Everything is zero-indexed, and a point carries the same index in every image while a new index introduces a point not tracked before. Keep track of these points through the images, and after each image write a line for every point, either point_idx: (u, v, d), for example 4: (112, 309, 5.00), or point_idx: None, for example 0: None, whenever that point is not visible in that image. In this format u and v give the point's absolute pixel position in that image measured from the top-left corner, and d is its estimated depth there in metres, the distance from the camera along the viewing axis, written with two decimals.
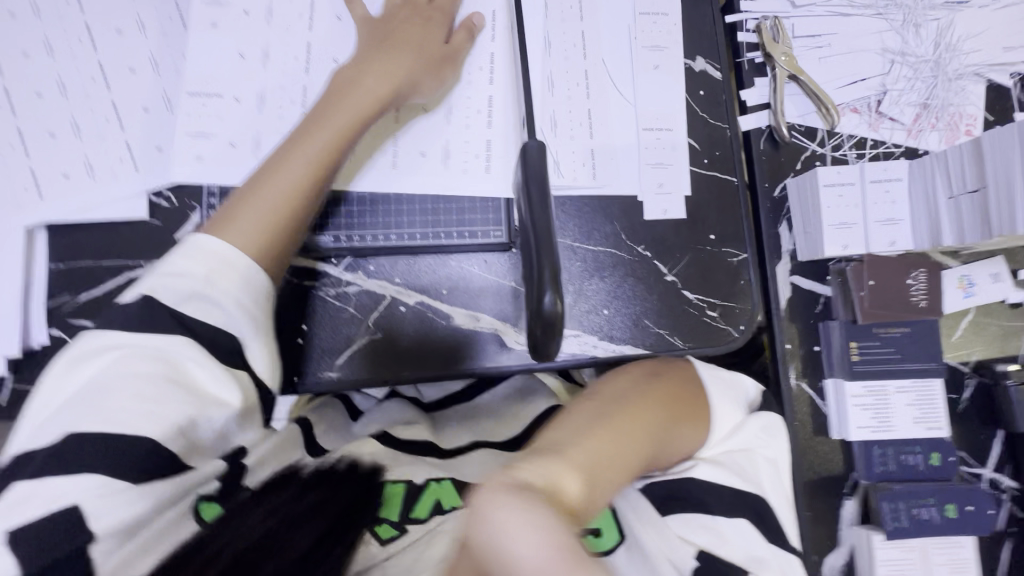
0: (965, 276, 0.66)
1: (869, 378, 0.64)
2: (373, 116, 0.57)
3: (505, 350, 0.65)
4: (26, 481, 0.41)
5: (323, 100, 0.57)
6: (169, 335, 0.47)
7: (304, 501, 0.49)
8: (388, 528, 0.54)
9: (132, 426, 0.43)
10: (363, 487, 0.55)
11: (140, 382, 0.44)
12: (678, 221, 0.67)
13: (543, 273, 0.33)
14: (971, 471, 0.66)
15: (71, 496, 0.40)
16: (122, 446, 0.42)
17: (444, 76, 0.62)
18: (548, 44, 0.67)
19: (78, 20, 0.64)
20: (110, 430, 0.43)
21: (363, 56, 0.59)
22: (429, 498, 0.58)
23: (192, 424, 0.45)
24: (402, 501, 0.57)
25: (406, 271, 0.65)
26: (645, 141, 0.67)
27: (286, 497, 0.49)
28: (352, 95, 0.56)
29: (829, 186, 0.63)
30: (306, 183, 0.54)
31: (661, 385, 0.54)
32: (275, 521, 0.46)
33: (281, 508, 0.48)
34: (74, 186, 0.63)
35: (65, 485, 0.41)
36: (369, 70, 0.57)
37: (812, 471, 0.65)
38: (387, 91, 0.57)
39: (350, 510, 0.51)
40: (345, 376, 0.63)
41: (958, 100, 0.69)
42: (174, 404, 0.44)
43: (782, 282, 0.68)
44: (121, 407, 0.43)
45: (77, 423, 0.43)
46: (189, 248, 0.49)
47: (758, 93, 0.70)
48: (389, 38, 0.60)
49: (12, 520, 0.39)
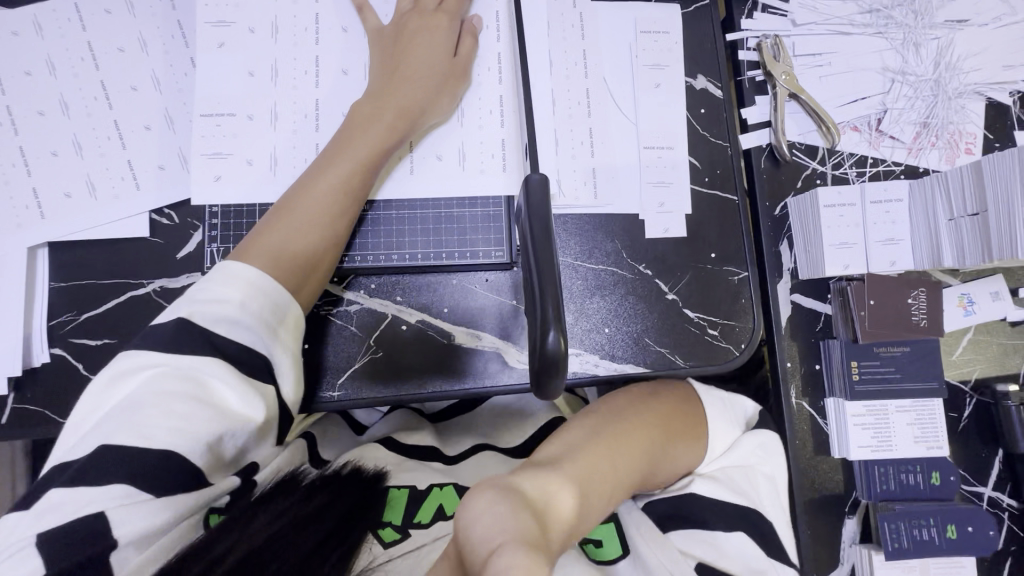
0: (965, 294, 0.67)
1: (870, 397, 0.64)
2: (389, 148, 0.59)
3: (506, 369, 0.65)
4: (54, 488, 0.42)
5: (342, 132, 0.59)
6: (200, 351, 0.47)
7: (309, 505, 0.54)
8: (391, 532, 0.56)
9: (164, 443, 0.43)
10: (363, 491, 0.58)
11: (172, 400, 0.45)
12: (678, 239, 0.67)
13: (546, 311, 0.33)
14: (971, 490, 0.66)
15: (96, 503, 0.41)
16: (148, 461, 0.43)
17: (456, 94, 0.63)
18: (552, 61, 0.67)
19: (80, 38, 0.65)
20: (143, 446, 0.43)
21: (374, 88, 0.60)
22: (430, 504, 0.60)
23: (219, 441, 0.46)
24: (405, 507, 0.59)
25: (408, 290, 0.65)
26: (646, 160, 0.68)
27: (293, 501, 0.54)
28: (370, 128, 0.58)
29: (829, 207, 0.64)
30: (328, 211, 0.56)
31: (652, 405, 0.59)
32: (283, 523, 0.51)
33: (289, 510, 0.52)
34: (77, 206, 0.63)
35: (90, 491, 0.41)
36: (388, 100, 0.59)
37: (813, 490, 0.66)
38: (403, 121, 0.59)
39: (350, 514, 0.55)
40: (346, 395, 0.63)
41: (957, 118, 0.70)
42: (204, 421, 0.45)
43: (782, 300, 0.68)
44: (152, 425, 0.44)
45: (112, 435, 0.43)
46: (220, 272, 0.50)
47: (759, 111, 0.70)
48: (397, 70, 0.61)
49: (42, 525, 0.40)
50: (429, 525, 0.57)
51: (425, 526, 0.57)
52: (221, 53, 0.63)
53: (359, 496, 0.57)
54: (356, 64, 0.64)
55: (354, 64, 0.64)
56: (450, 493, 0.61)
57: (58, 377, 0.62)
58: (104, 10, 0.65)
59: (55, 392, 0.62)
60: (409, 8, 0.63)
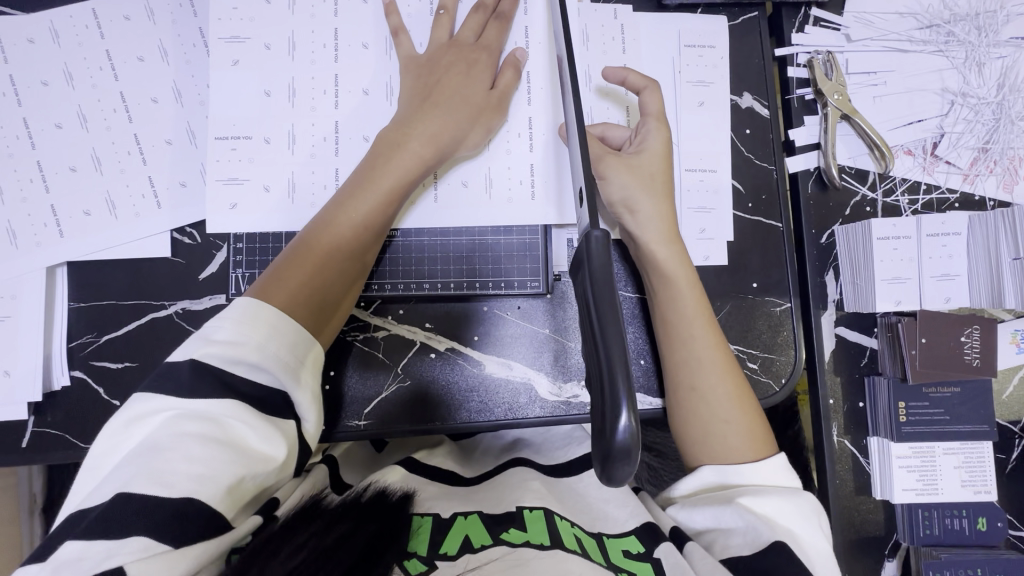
0: (1018, 331, 0.64)
1: (917, 439, 0.62)
2: (417, 177, 0.56)
3: (537, 401, 0.62)
4: (68, 542, 0.38)
5: (369, 159, 0.56)
6: (216, 392, 0.45)
7: (331, 534, 0.45)
8: (417, 564, 0.46)
9: (184, 489, 0.41)
10: (393, 512, 0.49)
11: (190, 443, 0.42)
12: (720, 267, 0.64)
13: (616, 385, 0.30)
14: (1017, 535, 0.65)
15: (116, 556, 0.38)
16: (166, 511, 0.40)
17: (490, 127, 0.59)
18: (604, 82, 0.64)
19: (99, 47, 0.62)
20: (161, 495, 0.40)
21: (403, 113, 0.57)
22: (458, 534, 0.51)
23: (239, 483, 0.43)
24: (430, 539, 0.50)
25: (438, 316, 0.63)
26: (688, 183, 0.64)
27: (314, 529, 0.46)
28: (397, 156, 0.55)
29: (883, 240, 0.62)
30: (350, 248, 0.54)
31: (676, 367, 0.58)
32: (307, 555, 0.43)
33: (311, 541, 0.44)
34: (96, 225, 0.61)
35: (109, 543, 0.38)
36: (415, 131, 0.56)
37: (853, 532, 0.63)
38: (429, 153, 0.56)
39: (381, 535, 0.46)
40: (372, 423, 0.61)
41: (1020, 143, 0.66)
42: (224, 464, 0.43)
43: (827, 334, 0.65)
44: (173, 472, 0.41)
45: (127, 483, 0.40)
46: (237, 309, 0.47)
47: (808, 132, 0.66)
48: (430, 95, 0.58)
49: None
50: (456, 557, 0.47)
51: (451, 558, 0.47)
52: (235, 71, 0.60)
53: (392, 518, 0.48)
54: (384, 81, 0.61)
55: (375, 85, 0.61)
56: (477, 521, 0.52)
57: (78, 402, 0.60)
58: (124, 15, 0.62)
59: (75, 416, 0.60)
60: (446, 41, 0.60)
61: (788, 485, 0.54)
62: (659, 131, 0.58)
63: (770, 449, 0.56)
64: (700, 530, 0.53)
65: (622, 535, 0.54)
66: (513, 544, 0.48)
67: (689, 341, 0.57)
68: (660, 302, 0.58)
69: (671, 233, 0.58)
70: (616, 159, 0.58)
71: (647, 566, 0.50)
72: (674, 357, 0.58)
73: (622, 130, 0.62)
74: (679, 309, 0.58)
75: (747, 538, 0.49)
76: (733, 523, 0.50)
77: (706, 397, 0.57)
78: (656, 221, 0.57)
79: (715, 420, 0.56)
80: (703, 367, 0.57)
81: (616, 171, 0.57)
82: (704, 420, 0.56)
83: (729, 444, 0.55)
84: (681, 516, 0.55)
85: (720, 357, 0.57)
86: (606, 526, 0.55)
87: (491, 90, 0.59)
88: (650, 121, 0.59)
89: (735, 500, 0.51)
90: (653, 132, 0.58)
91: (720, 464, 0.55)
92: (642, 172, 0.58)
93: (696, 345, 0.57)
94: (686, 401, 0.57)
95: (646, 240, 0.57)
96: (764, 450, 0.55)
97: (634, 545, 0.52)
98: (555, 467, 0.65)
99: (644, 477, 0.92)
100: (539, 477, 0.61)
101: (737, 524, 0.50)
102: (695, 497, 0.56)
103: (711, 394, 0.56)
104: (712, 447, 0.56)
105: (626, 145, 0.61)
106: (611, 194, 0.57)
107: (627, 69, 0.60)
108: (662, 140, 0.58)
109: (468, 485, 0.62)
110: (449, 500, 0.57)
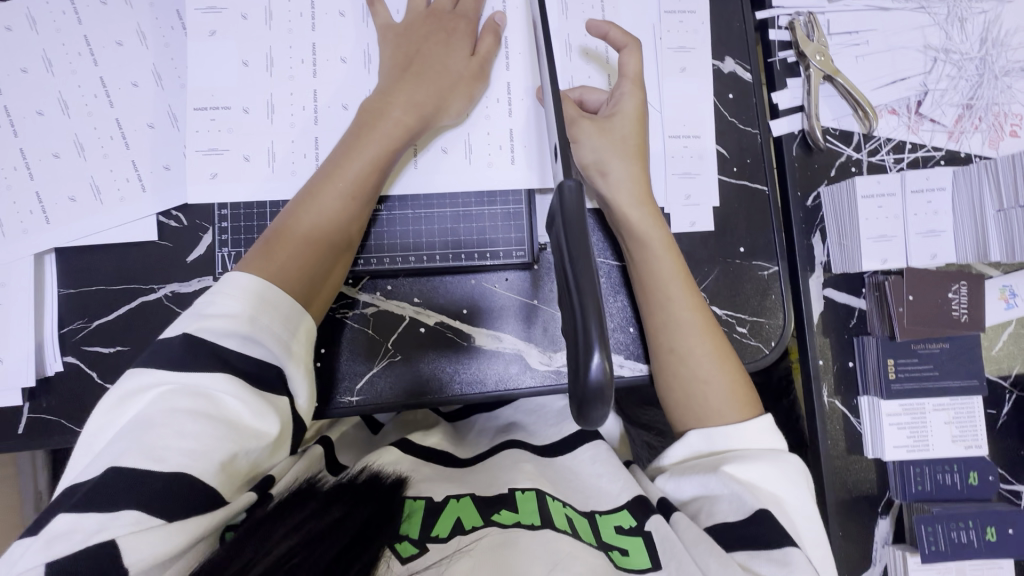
0: (1006, 286, 0.65)
1: (906, 396, 0.62)
2: (401, 147, 0.56)
3: (527, 371, 0.63)
4: (60, 515, 0.38)
5: (353, 130, 0.56)
6: (205, 366, 0.45)
7: (324, 518, 0.44)
8: (409, 546, 0.45)
9: (176, 465, 0.41)
10: (388, 498, 0.48)
11: (182, 419, 0.42)
12: (705, 233, 0.64)
13: (591, 331, 0.30)
14: (1010, 489, 0.65)
15: (107, 529, 0.38)
16: (156, 485, 0.40)
17: (471, 95, 0.59)
18: (586, 43, 0.64)
19: (77, 32, 0.61)
20: (150, 470, 0.40)
21: (385, 83, 0.57)
22: (451, 515, 0.50)
23: (232, 459, 0.43)
24: (422, 521, 0.49)
25: (426, 290, 0.63)
26: (672, 150, 0.64)
27: (307, 513, 0.44)
28: (380, 126, 0.55)
29: (867, 197, 0.62)
30: (337, 218, 0.54)
31: (658, 334, 0.58)
32: (298, 540, 0.42)
33: (303, 526, 0.43)
34: (82, 210, 0.61)
35: (101, 516, 0.38)
36: (397, 101, 0.56)
37: (846, 490, 0.64)
38: (413, 122, 0.56)
39: (372, 524, 0.44)
40: (365, 400, 0.61)
41: (1003, 99, 0.65)
42: (215, 439, 0.43)
43: (815, 296, 0.66)
44: (164, 447, 0.41)
45: (118, 457, 0.40)
46: (225, 284, 0.48)
47: (791, 95, 0.66)
48: (409, 65, 0.58)
49: (51, 553, 0.37)
50: (447, 540, 0.47)
51: (443, 540, 0.47)
52: (214, 41, 0.60)
53: (385, 505, 0.47)
54: (358, 53, 0.61)
55: (353, 53, 0.61)
56: (469, 503, 0.52)
57: (72, 387, 0.61)
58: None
59: (70, 401, 0.61)
60: (424, 11, 0.60)
61: (775, 447, 0.54)
62: (636, 93, 0.58)
63: (755, 412, 0.56)
64: (687, 500, 0.54)
65: (614, 510, 0.53)
66: (503, 526, 0.48)
67: (667, 303, 0.58)
68: (640, 266, 0.58)
69: (644, 196, 0.58)
70: (591, 122, 0.58)
71: (638, 539, 0.50)
72: (659, 324, 0.58)
73: (599, 93, 0.61)
74: (664, 274, 0.57)
75: (733, 506, 0.50)
76: (718, 490, 0.51)
77: (686, 360, 0.57)
78: (627, 182, 0.58)
79: (697, 381, 0.56)
80: (685, 331, 0.57)
81: (588, 135, 0.57)
82: (687, 383, 0.57)
83: (710, 405, 0.56)
84: (669, 486, 0.55)
85: (702, 321, 0.58)
86: (598, 503, 0.55)
87: (473, 56, 0.60)
88: (626, 82, 0.58)
89: (721, 468, 0.51)
90: (628, 94, 0.58)
91: (706, 428, 0.55)
92: (616, 135, 0.58)
93: (682, 311, 0.57)
94: (669, 364, 0.58)
95: (618, 204, 0.58)
96: (749, 412, 0.56)
97: (626, 519, 0.52)
98: (549, 447, 0.64)
99: (645, 455, 0.92)
100: (532, 460, 0.61)
101: (723, 491, 0.50)
102: (684, 463, 0.55)
103: (691, 356, 0.57)
104: (694, 408, 0.56)
105: (602, 108, 0.60)
106: (584, 156, 0.57)
107: (612, 24, 0.59)
108: (638, 103, 0.58)
109: (464, 466, 0.61)
110: (442, 481, 0.56)
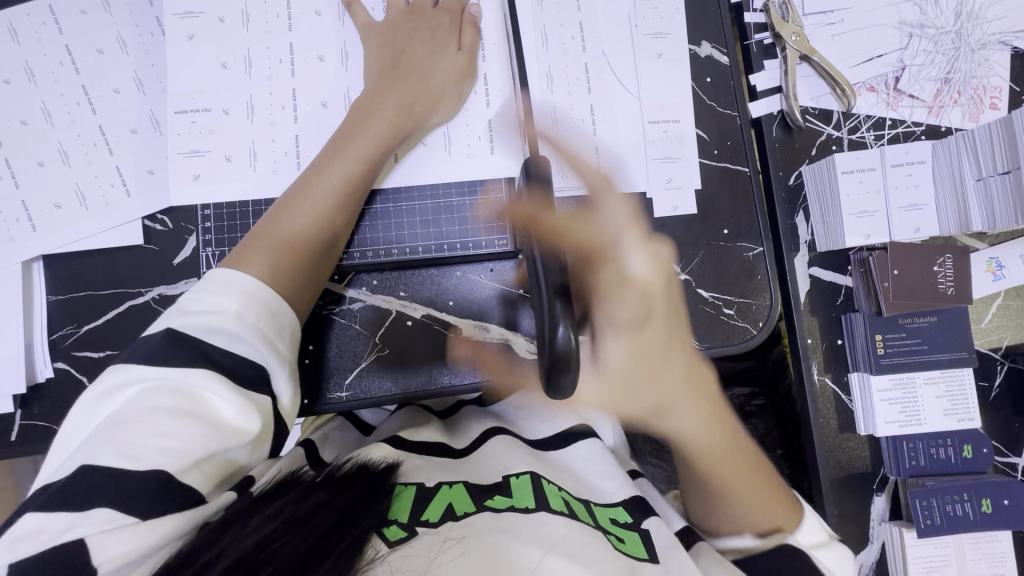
0: (993, 259, 0.64)
1: (896, 371, 0.63)
2: (393, 145, 0.57)
3: (516, 360, 0.63)
4: (27, 515, 0.37)
5: (344, 128, 0.56)
6: (179, 361, 0.44)
7: (306, 504, 0.42)
8: (396, 531, 0.43)
9: (153, 463, 0.40)
10: (373, 486, 0.47)
11: (161, 416, 0.41)
12: (688, 217, 0.64)
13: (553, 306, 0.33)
14: (1005, 462, 0.66)
15: (77, 528, 0.37)
16: (129, 484, 0.39)
17: (461, 89, 0.60)
18: (575, 107, 0.64)
19: (58, 41, 0.62)
20: (124, 468, 0.39)
21: (375, 82, 0.58)
22: (441, 501, 0.48)
23: (210, 458, 0.42)
24: (412, 508, 0.47)
25: (411, 284, 0.63)
26: (651, 135, 0.64)
27: (288, 500, 0.42)
28: (371, 123, 0.56)
29: (848, 173, 0.62)
30: (326, 215, 0.54)
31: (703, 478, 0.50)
32: (277, 525, 0.39)
33: (284, 511, 0.41)
34: (69, 217, 0.61)
35: (71, 515, 0.37)
36: (388, 99, 0.57)
37: (843, 470, 0.65)
38: (404, 120, 0.57)
39: (356, 510, 0.43)
40: (354, 395, 0.62)
41: (982, 72, 0.66)
42: (195, 438, 0.41)
43: (802, 275, 0.66)
44: (141, 445, 0.40)
45: (91, 455, 0.39)
46: (214, 281, 0.47)
47: (768, 76, 0.67)
48: (398, 64, 0.59)
49: (16, 554, 0.36)
50: (437, 524, 0.44)
51: (433, 525, 0.44)
52: (192, 46, 0.61)
53: (370, 491, 0.46)
54: (333, 51, 0.62)
55: (330, 51, 0.62)
56: (462, 491, 0.50)
57: (63, 393, 0.61)
58: (80, 9, 0.62)
59: (63, 407, 0.61)
60: (405, 8, 0.61)
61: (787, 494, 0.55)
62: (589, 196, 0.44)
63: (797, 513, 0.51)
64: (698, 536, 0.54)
65: (610, 504, 0.53)
66: (496, 511, 0.47)
67: (708, 451, 0.48)
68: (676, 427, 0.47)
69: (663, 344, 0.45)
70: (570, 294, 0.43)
71: (634, 531, 0.50)
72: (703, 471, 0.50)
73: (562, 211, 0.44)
74: (696, 428, 0.47)
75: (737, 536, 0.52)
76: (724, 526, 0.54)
77: (734, 493, 0.50)
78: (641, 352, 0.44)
79: (748, 510, 0.50)
80: (729, 470, 0.49)
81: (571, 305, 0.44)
82: (738, 515, 0.50)
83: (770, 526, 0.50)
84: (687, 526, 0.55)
85: (738, 452, 0.50)
86: (594, 494, 0.54)
87: (460, 50, 0.60)
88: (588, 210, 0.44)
89: None
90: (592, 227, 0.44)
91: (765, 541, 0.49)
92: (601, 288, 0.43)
93: (720, 451, 0.49)
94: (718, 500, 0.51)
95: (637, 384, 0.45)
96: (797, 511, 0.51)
97: (621, 515, 0.52)
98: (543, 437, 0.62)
99: (646, 448, 0.92)
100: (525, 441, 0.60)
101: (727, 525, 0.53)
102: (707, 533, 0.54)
103: (739, 491, 0.50)
104: (738, 523, 0.51)
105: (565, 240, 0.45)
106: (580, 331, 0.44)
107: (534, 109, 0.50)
108: (661, 271, 0.45)
109: (457, 454, 0.59)
110: (436, 470, 0.54)
